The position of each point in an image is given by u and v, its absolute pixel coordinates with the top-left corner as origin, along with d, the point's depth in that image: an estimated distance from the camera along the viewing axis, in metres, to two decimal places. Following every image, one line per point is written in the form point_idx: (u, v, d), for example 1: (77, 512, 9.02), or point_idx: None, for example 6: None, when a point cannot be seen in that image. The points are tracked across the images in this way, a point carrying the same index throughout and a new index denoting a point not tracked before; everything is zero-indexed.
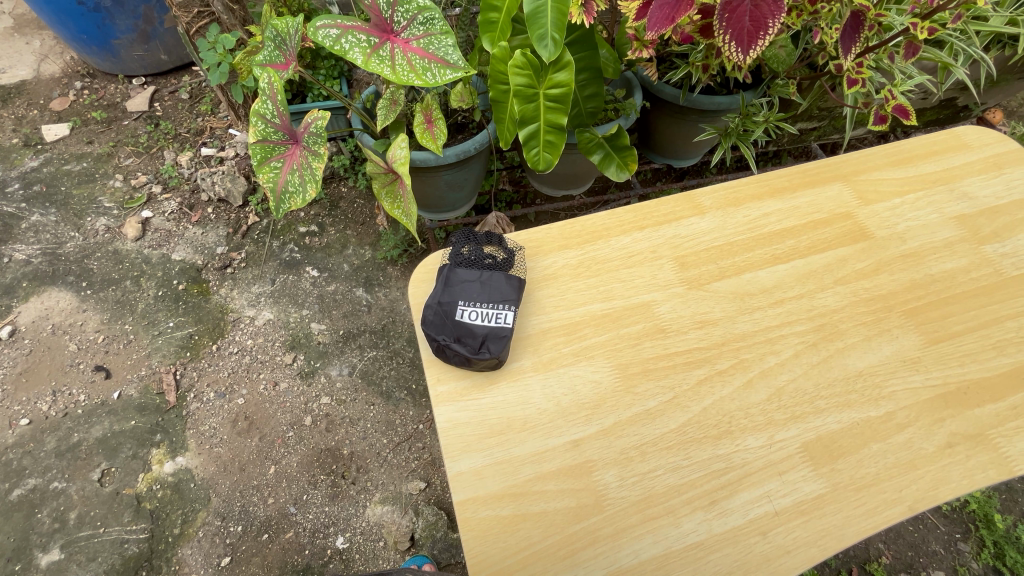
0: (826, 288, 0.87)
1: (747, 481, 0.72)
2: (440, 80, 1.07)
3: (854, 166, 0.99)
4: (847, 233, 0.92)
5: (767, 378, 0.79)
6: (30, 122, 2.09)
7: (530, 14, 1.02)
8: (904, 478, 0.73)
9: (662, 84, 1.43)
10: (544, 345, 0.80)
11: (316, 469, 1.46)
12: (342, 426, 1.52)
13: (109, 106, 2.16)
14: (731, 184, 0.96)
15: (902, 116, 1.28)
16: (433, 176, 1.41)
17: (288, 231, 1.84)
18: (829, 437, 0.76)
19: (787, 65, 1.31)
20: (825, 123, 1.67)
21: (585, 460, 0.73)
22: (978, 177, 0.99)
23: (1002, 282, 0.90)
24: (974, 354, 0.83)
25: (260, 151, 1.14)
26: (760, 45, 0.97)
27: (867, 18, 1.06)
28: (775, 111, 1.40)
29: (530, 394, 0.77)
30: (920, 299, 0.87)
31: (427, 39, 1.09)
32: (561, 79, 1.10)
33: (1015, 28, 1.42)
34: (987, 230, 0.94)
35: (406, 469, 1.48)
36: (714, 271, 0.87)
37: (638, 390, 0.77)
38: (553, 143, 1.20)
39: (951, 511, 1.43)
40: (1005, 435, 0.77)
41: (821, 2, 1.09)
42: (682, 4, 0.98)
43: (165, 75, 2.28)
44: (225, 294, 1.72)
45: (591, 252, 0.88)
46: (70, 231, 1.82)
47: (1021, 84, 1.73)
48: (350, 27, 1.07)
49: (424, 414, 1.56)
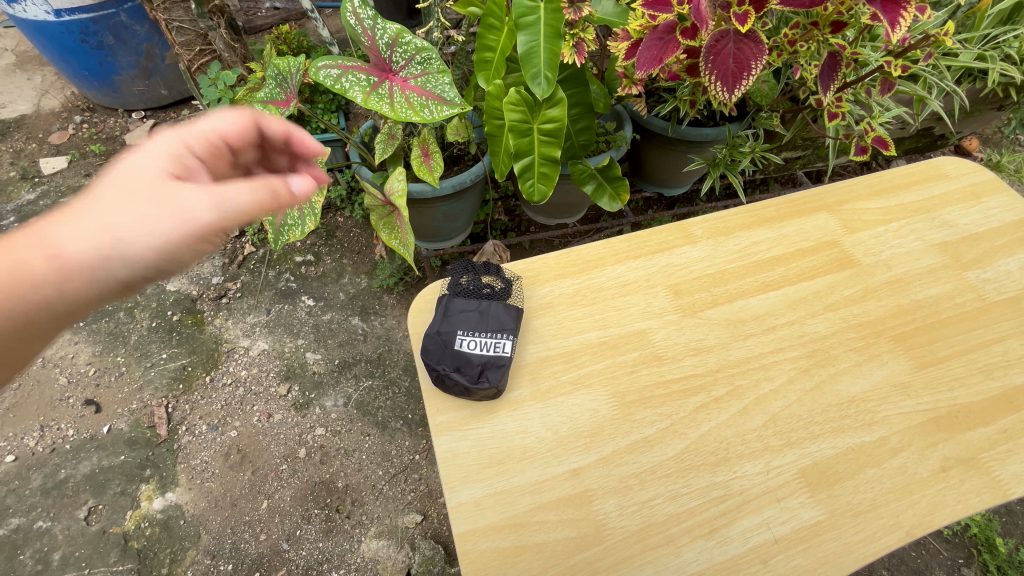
0: (816, 315, 0.89)
1: (746, 507, 0.72)
2: (437, 116, 1.11)
3: (838, 196, 1.03)
4: (834, 261, 0.95)
5: (762, 405, 0.80)
6: (29, 155, 2.11)
7: (524, 55, 1.07)
8: (900, 504, 0.74)
9: (651, 117, 1.48)
10: (542, 373, 0.81)
11: (310, 503, 1.43)
12: (336, 458, 1.50)
13: (107, 139, 2.20)
14: (721, 214, 0.99)
15: (883, 147, 1.32)
16: (429, 207, 1.44)
17: (284, 261, 1.85)
18: (825, 463, 0.76)
19: (770, 99, 1.36)
20: (809, 152, 1.71)
21: (585, 490, 0.73)
22: (957, 206, 1.03)
23: (986, 307, 0.92)
24: (962, 378, 0.84)
25: None
26: (744, 84, 1.02)
27: (843, 58, 1.13)
28: (760, 142, 1.44)
29: (529, 423, 0.77)
30: (907, 324, 0.89)
31: (424, 78, 1.14)
32: (554, 114, 1.14)
33: (984, 63, 1.50)
34: (969, 256, 0.97)
35: (402, 502, 1.45)
36: (706, 299, 0.89)
37: (636, 418, 0.78)
38: (547, 175, 1.24)
39: (952, 536, 1.42)
40: (996, 459, 0.78)
41: (799, 43, 1.15)
42: (668, 46, 1.06)
43: (165, 109, 2.32)
44: (219, 324, 1.72)
45: (587, 280, 0.90)
46: None
47: (993, 115, 1.80)
48: (350, 67, 1.12)
49: (420, 444, 1.54)
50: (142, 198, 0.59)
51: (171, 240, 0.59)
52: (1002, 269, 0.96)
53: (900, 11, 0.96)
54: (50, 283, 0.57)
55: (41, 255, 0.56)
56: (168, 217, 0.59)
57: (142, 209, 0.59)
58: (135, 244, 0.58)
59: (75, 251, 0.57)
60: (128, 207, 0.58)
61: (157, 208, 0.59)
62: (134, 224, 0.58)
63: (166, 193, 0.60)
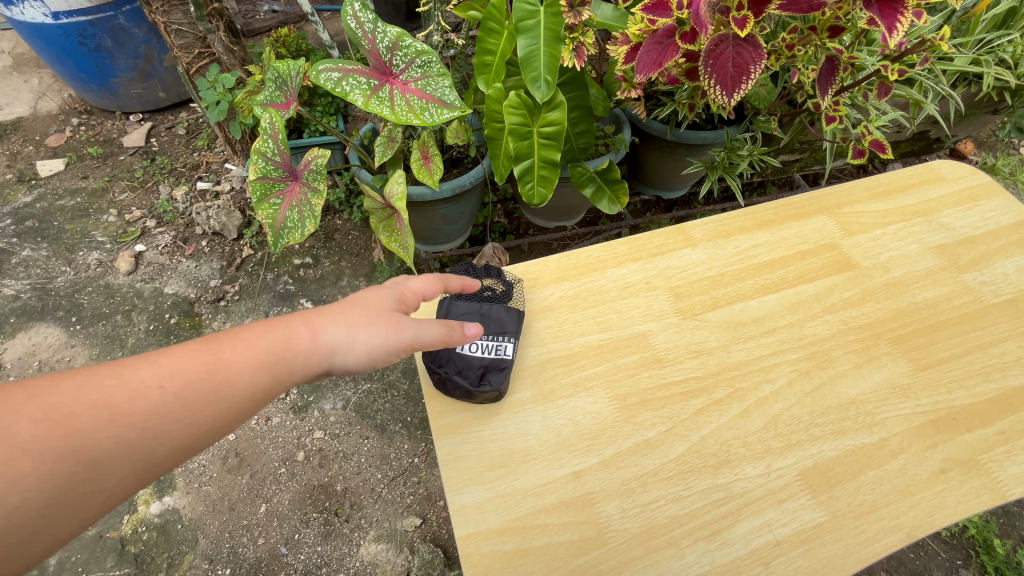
0: (815, 317, 0.89)
1: (748, 510, 0.73)
2: (437, 119, 1.11)
3: (836, 199, 1.03)
4: (833, 263, 0.95)
5: (762, 407, 0.81)
6: (25, 158, 2.11)
7: (524, 58, 1.07)
8: (900, 505, 0.74)
9: (650, 120, 1.48)
10: (543, 376, 0.81)
11: (308, 506, 1.43)
12: (335, 461, 1.50)
13: (105, 141, 2.19)
14: (720, 217, 1.00)
15: (879, 150, 1.33)
16: (429, 210, 1.44)
17: (282, 263, 1.85)
18: (826, 465, 0.77)
19: (767, 102, 1.38)
20: (806, 156, 1.72)
21: (586, 492, 0.73)
22: (954, 209, 1.04)
23: (984, 309, 0.93)
24: (961, 380, 0.85)
25: (260, 187, 1.15)
26: (743, 88, 1.03)
27: (841, 62, 1.15)
28: (758, 145, 1.45)
29: (531, 425, 0.77)
30: (906, 326, 0.90)
31: (425, 81, 1.14)
32: (554, 117, 1.14)
33: (978, 68, 1.51)
34: (966, 259, 0.98)
35: (402, 505, 1.44)
36: (706, 302, 0.90)
37: (637, 420, 0.78)
38: (547, 178, 1.24)
39: (950, 537, 1.43)
40: (995, 460, 0.79)
41: (798, 47, 1.16)
42: (667, 51, 1.07)
43: (163, 112, 2.31)
44: (217, 327, 1.71)
45: (587, 283, 0.90)
46: (61, 265, 1.82)
47: (987, 119, 1.82)
48: (350, 71, 1.12)
49: (420, 447, 1.53)
50: (375, 312, 0.65)
51: (381, 353, 0.63)
52: (999, 272, 0.97)
53: (898, 16, 0.96)
54: (290, 362, 0.58)
55: (301, 336, 0.60)
56: (387, 333, 0.63)
57: (369, 321, 0.63)
58: (358, 347, 0.62)
59: (326, 341, 0.61)
60: (364, 316, 0.63)
61: (382, 321, 0.64)
62: (363, 331, 0.62)
63: (396, 314, 0.65)
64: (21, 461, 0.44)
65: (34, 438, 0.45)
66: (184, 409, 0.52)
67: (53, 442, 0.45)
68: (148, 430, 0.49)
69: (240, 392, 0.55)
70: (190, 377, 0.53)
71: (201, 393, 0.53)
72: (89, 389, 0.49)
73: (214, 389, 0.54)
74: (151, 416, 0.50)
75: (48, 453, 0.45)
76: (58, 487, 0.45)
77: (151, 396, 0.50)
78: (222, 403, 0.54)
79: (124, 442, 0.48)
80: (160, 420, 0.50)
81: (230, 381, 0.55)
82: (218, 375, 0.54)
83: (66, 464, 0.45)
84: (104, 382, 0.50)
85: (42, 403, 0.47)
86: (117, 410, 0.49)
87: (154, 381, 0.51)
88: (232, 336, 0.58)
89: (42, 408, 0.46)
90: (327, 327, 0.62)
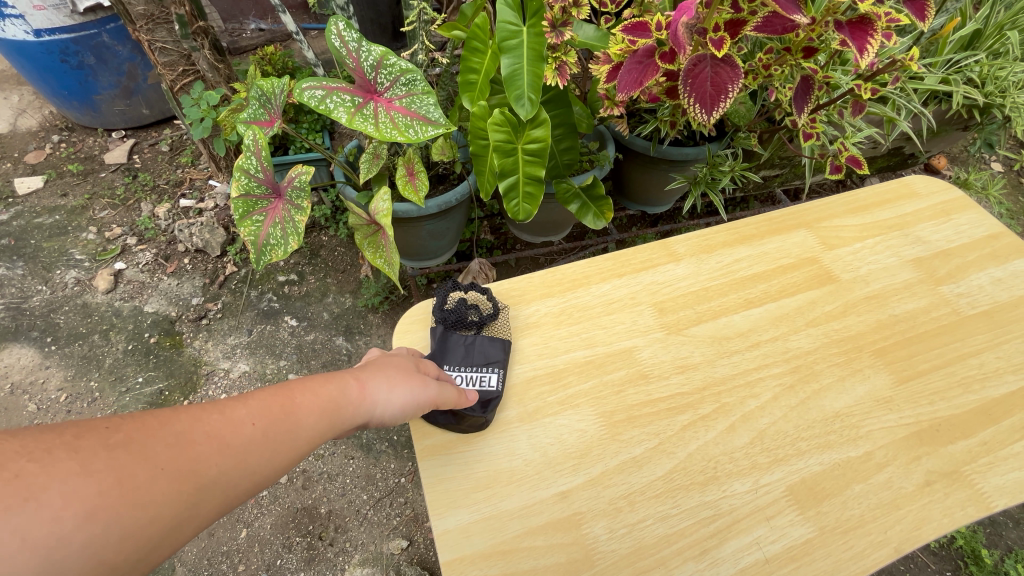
0: (798, 331, 0.90)
1: (736, 528, 0.72)
2: (422, 136, 1.11)
3: (815, 214, 1.05)
4: (814, 277, 0.96)
5: (748, 422, 0.81)
6: (2, 175, 2.07)
7: (508, 76, 1.09)
8: (887, 519, 0.74)
9: (633, 137, 1.50)
10: (529, 395, 0.80)
11: (291, 530, 1.39)
12: (319, 483, 1.46)
13: (86, 158, 2.16)
14: (703, 232, 1.01)
15: (857, 166, 1.36)
16: (414, 226, 1.43)
17: (266, 280, 1.83)
18: (813, 480, 0.76)
19: (747, 119, 1.41)
20: (786, 171, 1.77)
21: (574, 513, 0.71)
22: (929, 223, 1.06)
23: (961, 321, 0.94)
24: (942, 392, 0.86)
25: (241, 205, 1.15)
26: (722, 106, 1.05)
27: (815, 82, 1.18)
28: (739, 161, 1.48)
29: (516, 445, 0.76)
30: (886, 338, 0.91)
31: (409, 99, 1.14)
32: (538, 135, 1.15)
33: (948, 87, 1.57)
34: (942, 271, 1.00)
35: (387, 527, 1.41)
36: (692, 316, 0.90)
37: (624, 438, 0.77)
38: (532, 195, 1.24)
39: (939, 548, 1.43)
40: (978, 472, 0.79)
41: (775, 66, 1.20)
42: (647, 70, 1.10)
43: (146, 128, 2.29)
44: (198, 346, 1.68)
45: (572, 299, 0.90)
46: (37, 284, 1.77)
47: (959, 135, 1.87)
48: (334, 88, 1.12)
49: (406, 466, 1.50)
50: (406, 371, 0.66)
51: (412, 409, 0.63)
52: (974, 283, 0.99)
53: (867, 38, 0.99)
54: (344, 414, 0.57)
55: (352, 388, 0.59)
56: (416, 391, 0.64)
57: (402, 380, 0.64)
58: (396, 403, 0.62)
59: (371, 396, 0.60)
60: (400, 374, 0.64)
61: (414, 379, 0.65)
62: (401, 387, 0.63)
63: (420, 373, 0.67)
64: (156, 478, 0.41)
65: (165, 458, 0.43)
66: (270, 448, 0.50)
67: (179, 464, 0.43)
68: (244, 464, 0.48)
69: (309, 438, 0.54)
70: (272, 416, 0.52)
71: (282, 432, 0.52)
72: (197, 418, 0.47)
73: (290, 429, 0.52)
74: (246, 452, 0.48)
75: (174, 474, 0.43)
76: (176, 509, 0.42)
77: (245, 431, 0.49)
78: (296, 447, 0.52)
79: (225, 474, 0.46)
80: (253, 456, 0.48)
81: (302, 425, 0.53)
82: (293, 418, 0.53)
83: (185, 487, 0.43)
84: (210, 416, 0.48)
85: (173, 428, 0.45)
86: (222, 440, 0.47)
87: (245, 418, 0.50)
88: (298, 383, 0.56)
89: (172, 433, 0.45)
90: (373, 382, 0.61)
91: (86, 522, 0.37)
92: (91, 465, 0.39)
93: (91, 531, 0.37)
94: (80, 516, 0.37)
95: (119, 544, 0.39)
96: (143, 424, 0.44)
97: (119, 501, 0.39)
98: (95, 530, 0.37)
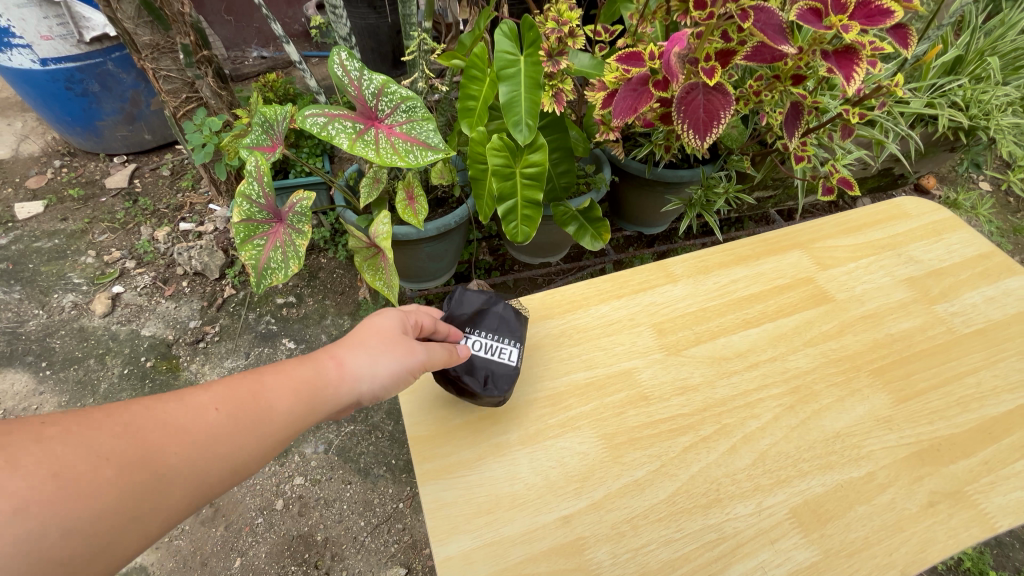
0: (797, 350, 0.91)
1: (740, 552, 0.71)
2: (422, 161, 1.13)
3: (808, 235, 1.07)
4: (810, 297, 0.97)
5: (750, 443, 0.80)
6: (3, 200, 2.08)
7: (506, 103, 1.12)
8: (892, 541, 0.73)
9: (629, 160, 1.53)
10: (530, 417, 0.80)
11: (286, 559, 1.36)
12: (315, 509, 1.43)
13: (87, 183, 2.18)
14: (699, 253, 1.02)
15: (848, 187, 1.39)
16: (414, 248, 1.45)
17: (265, 303, 1.83)
18: (816, 501, 0.76)
19: (739, 142, 1.44)
20: (779, 192, 1.80)
21: (576, 538, 0.71)
22: (921, 243, 1.08)
23: (957, 339, 0.95)
24: (941, 411, 0.86)
25: (243, 230, 1.15)
26: (715, 132, 1.08)
27: (805, 107, 1.21)
28: (733, 183, 1.51)
29: (518, 468, 0.75)
30: (883, 357, 0.92)
31: (409, 125, 1.17)
32: (536, 159, 1.17)
33: (933, 110, 1.61)
34: (936, 291, 1.01)
35: (385, 555, 1.38)
36: (690, 337, 0.91)
37: (626, 460, 0.77)
38: (530, 217, 1.26)
39: (946, 571, 1.41)
40: (981, 492, 0.79)
41: (764, 92, 1.24)
42: (642, 97, 1.13)
43: (148, 153, 2.32)
44: (195, 369, 1.67)
45: (572, 321, 0.91)
46: (34, 308, 1.77)
47: (946, 156, 1.92)
48: (336, 115, 1.14)
49: (404, 491, 1.48)
50: (389, 337, 0.66)
51: (397, 376, 0.65)
52: (968, 302, 1.00)
53: (853, 66, 1.03)
54: (323, 393, 0.60)
55: (329, 368, 0.62)
56: (399, 360, 0.65)
57: (383, 350, 0.65)
58: (378, 373, 0.63)
59: (349, 371, 0.62)
60: (382, 342, 0.65)
61: (397, 345, 0.65)
62: (382, 358, 0.64)
63: (405, 339, 0.67)
64: (99, 470, 0.45)
65: (113, 450, 0.46)
66: (240, 429, 0.53)
67: (132, 456, 0.47)
68: (208, 451, 0.51)
69: (284, 419, 0.57)
70: (239, 401, 0.55)
71: (249, 417, 0.54)
72: (153, 409, 0.50)
73: (261, 413, 0.55)
74: (211, 438, 0.51)
75: (123, 465, 0.46)
76: (132, 498, 0.46)
77: (208, 418, 0.52)
78: (269, 428, 0.55)
79: (188, 461, 0.50)
80: (218, 442, 0.52)
81: (273, 409, 0.56)
82: (262, 402, 0.56)
83: (139, 476, 0.47)
84: (167, 406, 0.51)
85: (121, 419, 0.48)
86: (179, 428, 0.50)
87: (209, 404, 0.53)
88: (272, 366, 0.60)
89: (120, 424, 0.48)
90: (351, 357, 0.63)
91: (18, 518, 0.40)
92: (21, 460, 0.42)
93: (27, 525, 0.40)
94: (14, 511, 0.40)
95: (64, 539, 0.42)
96: (88, 420, 0.47)
97: (56, 496, 0.42)
98: (32, 524, 0.40)
